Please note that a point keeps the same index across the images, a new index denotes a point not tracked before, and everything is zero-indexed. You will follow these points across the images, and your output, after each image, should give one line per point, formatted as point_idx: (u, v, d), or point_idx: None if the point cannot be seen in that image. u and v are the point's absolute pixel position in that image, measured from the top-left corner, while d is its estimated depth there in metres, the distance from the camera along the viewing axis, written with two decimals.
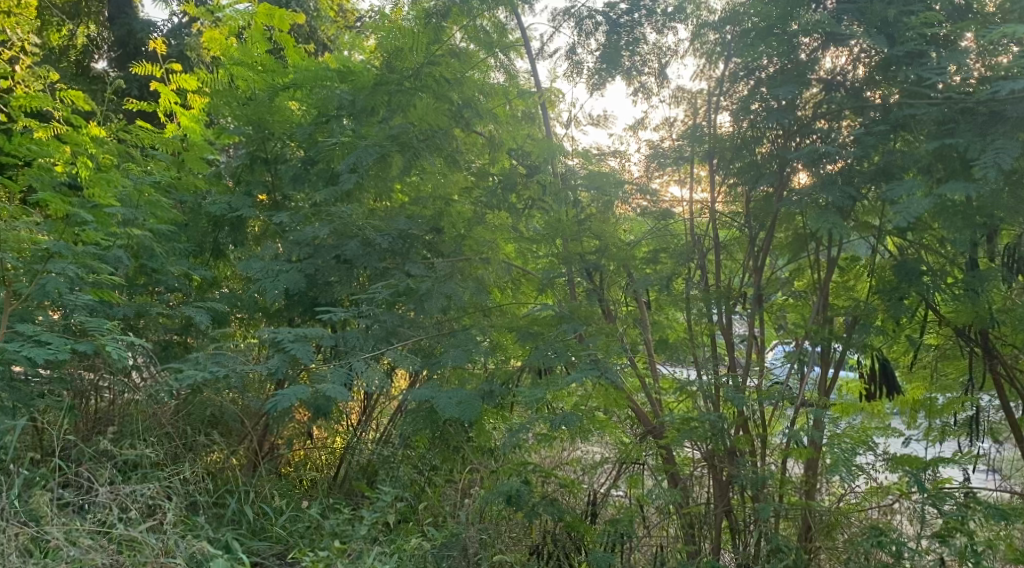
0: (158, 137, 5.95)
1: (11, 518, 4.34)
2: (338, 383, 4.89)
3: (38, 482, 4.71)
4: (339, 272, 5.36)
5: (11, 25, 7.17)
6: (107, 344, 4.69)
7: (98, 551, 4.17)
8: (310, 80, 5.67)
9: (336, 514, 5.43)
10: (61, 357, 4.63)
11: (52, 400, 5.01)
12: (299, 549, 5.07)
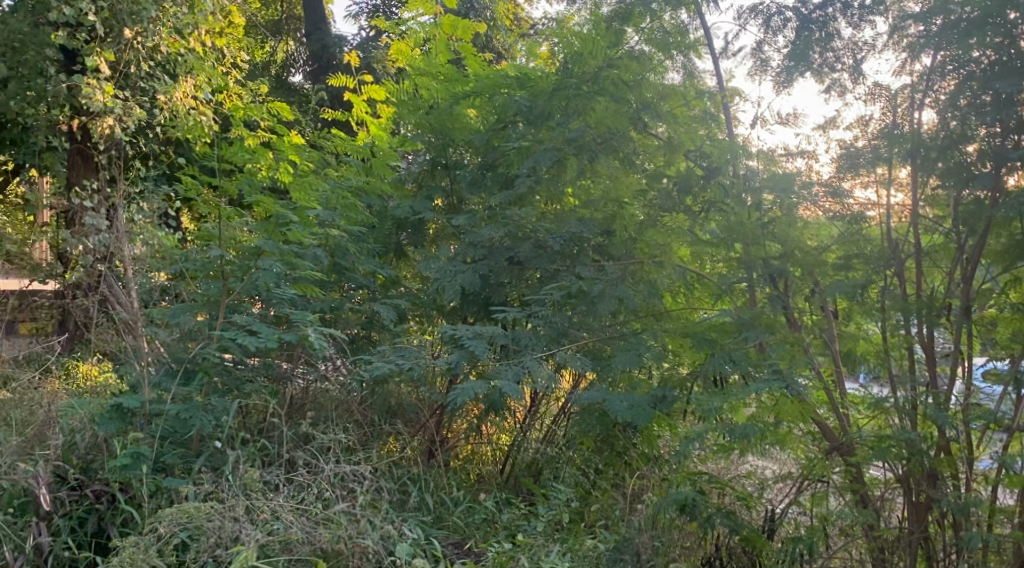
0: (351, 145, 6.34)
1: (229, 491, 4.67)
2: (512, 380, 5.06)
3: (248, 459, 5.02)
4: (512, 273, 5.59)
5: (225, 44, 8.00)
6: (312, 336, 5.07)
7: (299, 526, 4.44)
8: (490, 88, 5.85)
9: (512, 508, 5.69)
10: (269, 347, 5.00)
11: (259, 387, 5.39)
12: (475, 541, 5.19)
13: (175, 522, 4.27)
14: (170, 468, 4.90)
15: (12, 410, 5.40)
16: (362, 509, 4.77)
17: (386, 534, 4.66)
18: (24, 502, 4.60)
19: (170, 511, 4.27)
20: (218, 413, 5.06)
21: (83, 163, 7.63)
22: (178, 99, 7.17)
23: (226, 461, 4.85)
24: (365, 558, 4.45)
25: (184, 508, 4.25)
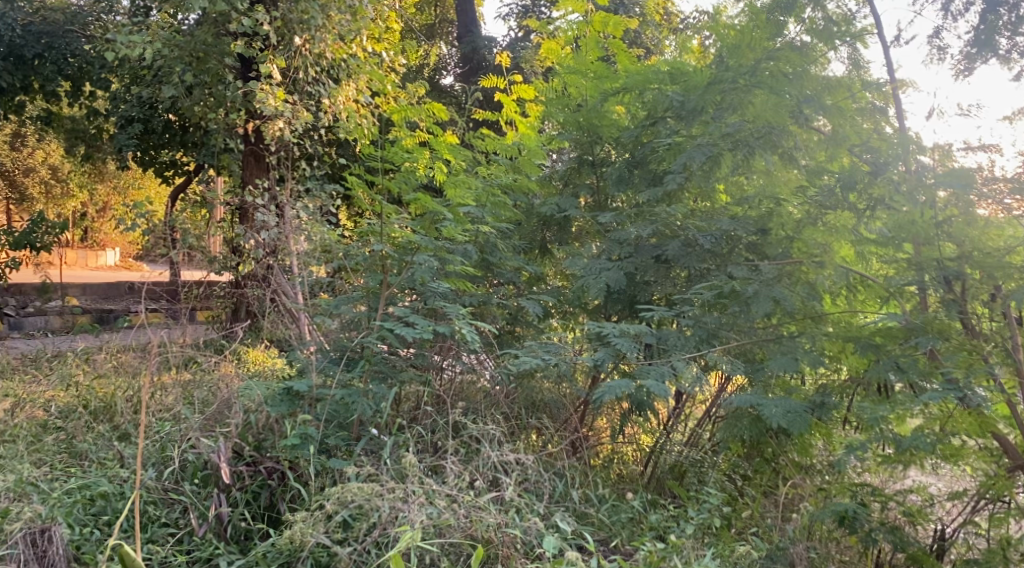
0: (501, 144, 6.20)
1: (383, 474, 4.74)
2: (659, 379, 4.99)
3: (404, 444, 5.10)
4: (659, 272, 5.47)
5: (380, 47, 8.27)
6: (464, 328, 5.12)
7: (452, 512, 4.46)
8: (641, 84, 5.74)
9: (662, 509, 5.41)
10: (426, 337, 5.05)
11: (416, 376, 5.41)
12: (622, 539, 4.96)
13: (339, 500, 4.42)
14: (333, 451, 5.04)
15: (194, 390, 5.95)
16: (510, 500, 4.75)
17: (530, 528, 4.58)
18: (207, 474, 4.89)
19: (335, 489, 4.43)
20: (377, 400, 5.15)
21: (255, 164, 8.36)
22: (342, 103, 7.60)
23: (385, 445, 4.95)
24: (515, 548, 4.43)
25: (348, 488, 4.41)
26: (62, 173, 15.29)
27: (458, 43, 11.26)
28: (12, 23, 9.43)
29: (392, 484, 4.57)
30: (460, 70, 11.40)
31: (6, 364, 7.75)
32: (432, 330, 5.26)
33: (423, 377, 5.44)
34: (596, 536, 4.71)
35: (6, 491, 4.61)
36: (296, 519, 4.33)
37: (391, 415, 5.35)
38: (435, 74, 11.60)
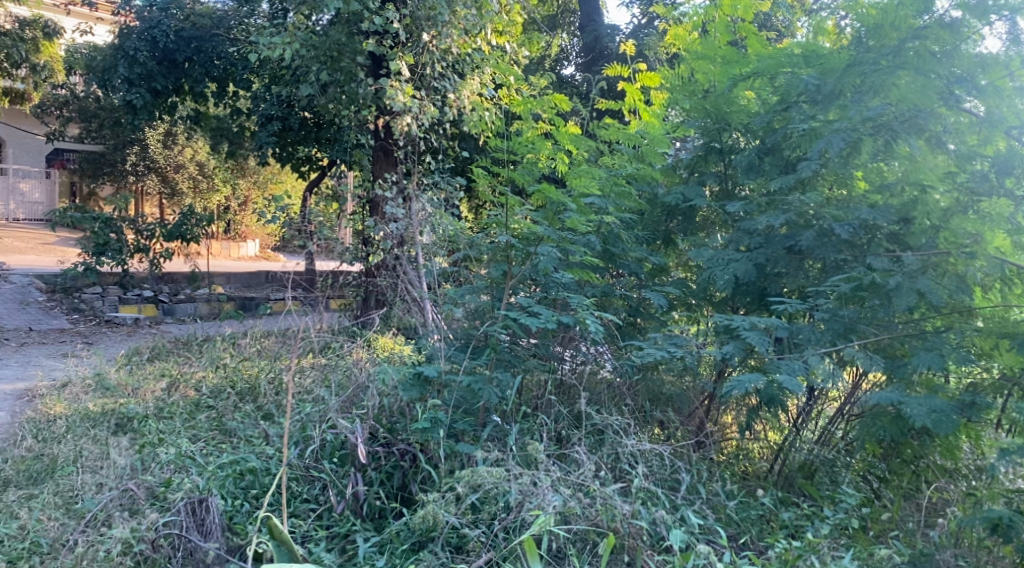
0: (624, 132, 5.99)
1: (509, 461, 4.78)
2: (793, 374, 4.82)
3: (530, 433, 5.15)
4: (791, 263, 5.28)
5: (503, 40, 8.29)
6: (588, 320, 5.06)
7: (577, 502, 4.42)
8: (773, 68, 5.53)
9: (795, 508, 5.20)
10: (550, 327, 5.04)
11: (541, 367, 5.45)
12: (752, 537, 4.81)
13: (470, 483, 4.48)
14: (461, 434, 5.10)
15: (331, 373, 6.21)
16: (635, 492, 4.70)
17: (657, 520, 4.54)
18: (344, 454, 5.08)
19: (465, 472, 4.50)
20: (502, 388, 5.16)
21: (385, 158, 8.65)
22: (466, 97, 7.69)
23: (511, 432, 5.01)
24: (641, 540, 4.39)
25: (478, 472, 4.41)
26: (208, 168, 16.13)
27: (580, 33, 11.24)
28: (167, 30, 10.08)
29: (520, 470, 4.60)
30: (582, 60, 11.36)
31: (161, 347, 8.29)
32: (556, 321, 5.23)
33: (548, 368, 5.47)
34: (727, 530, 4.63)
35: (167, 463, 4.92)
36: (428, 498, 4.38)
37: (516, 403, 5.37)
38: (557, 65, 11.45)
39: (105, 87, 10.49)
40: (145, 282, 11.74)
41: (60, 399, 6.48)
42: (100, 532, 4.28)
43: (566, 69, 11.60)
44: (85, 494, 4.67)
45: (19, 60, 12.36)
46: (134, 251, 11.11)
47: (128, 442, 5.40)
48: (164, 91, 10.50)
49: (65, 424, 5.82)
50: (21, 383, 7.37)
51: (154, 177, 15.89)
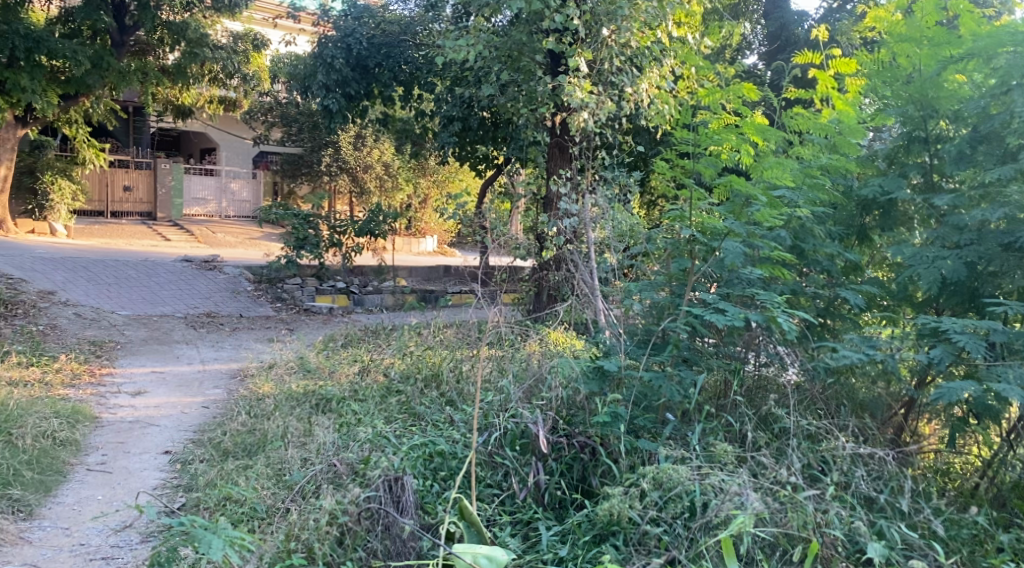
0: (814, 122, 5.61)
1: (695, 460, 4.73)
2: (1014, 384, 4.53)
3: (716, 433, 5.09)
4: (1006, 261, 4.90)
5: (685, 31, 8.11)
6: (780, 317, 4.90)
7: (765, 506, 4.33)
8: (990, 48, 5.13)
9: (1015, 529, 4.82)
10: (738, 324, 4.91)
11: (725, 365, 5.36)
12: (963, 557, 4.52)
13: (654, 479, 4.49)
14: (640, 431, 5.12)
15: (510, 363, 6.40)
16: (831, 499, 4.54)
17: (856, 529, 4.37)
18: (525, 442, 5.20)
19: (651, 469, 4.51)
20: (685, 386, 5.08)
21: (561, 155, 8.78)
22: (645, 90, 7.72)
23: (695, 431, 4.97)
24: (837, 550, 4.26)
25: (664, 469, 4.45)
26: (393, 168, 16.84)
27: (763, 21, 11.08)
28: (360, 38, 10.68)
29: (707, 470, 4.54)
30: (764, 49, 11.18)
31: (354, 334, 8.81)
32: (743, 318, 5.10)
33: (734, 366, 5.36)
34: (936, 547, 4.37)
35: (365, 442, 5.28)
36: (612, 493, 4.42)
37: (698, 402, 5.29)
38: (739, 55, 11.07)
39: (306, 94, 11.21)
40: (338, 274, 12.43)
41: (268, 380, 7.07)
42: (309, 502, 4.67)
43: (748, 58, 11.18)
44: (292, 468, 5.09)
45: (232, 72, 13.86)
46: (329, 246, 11.83)
47: (328, 421, 5.81)
48: (356, 96, 11.01)
49: (273, 402, 6.34)
50: (234, 364, 8.08)
51: (345, 176, 16.89)
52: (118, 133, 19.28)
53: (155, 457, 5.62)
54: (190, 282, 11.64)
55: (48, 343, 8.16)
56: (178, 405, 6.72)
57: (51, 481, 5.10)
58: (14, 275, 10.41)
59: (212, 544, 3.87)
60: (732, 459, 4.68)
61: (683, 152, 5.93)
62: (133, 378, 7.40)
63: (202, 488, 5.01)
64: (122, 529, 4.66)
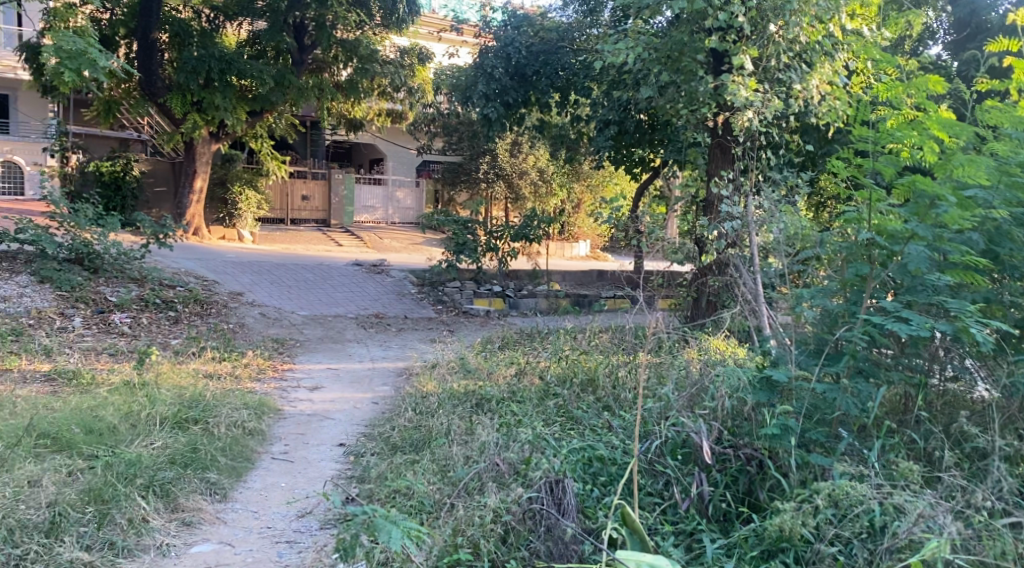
0: (1013, 117, 5.18)
1: (875, 478, 4.47)
2: None
3: (897, 451, 4.80)
4: None
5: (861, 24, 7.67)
6: (973, 328, 4.54)
7: (956, 532, 4.04)
8: None
9: None
10: (924, 335, 4.59)
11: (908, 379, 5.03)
12: None
13: (829, 496, 4.26)
14: (812, 445, 4.87)
15: (670, 371, 6.28)
16: None
17: None
18: (687, 452, 5.08)
19: (826, 485, 4.27)
20: (863, 399, 4.82)
21: (722, 156, 8.61)
22: (815, 86, 7.37)
23: (874, 448, 4.70)
24: None
25: (841, 485, 4.22)
26: (548, 173, 16.76)
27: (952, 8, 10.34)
28: (519, 47, 10.83)
29: (888, 491, 4.28)
30: (953, 38, 10.43)
31: (510, 337, 8.93)
32: (930, 328, 4.76)
33: (918, 380, 5.02)
34: None
35: (526, 444, 5.33)
36: (785, 508, 4.23)
37: (877, 417, 5.01)
38: (921, 47, 10.39)
39: (467, 103, 11.43)
40: (495, 278, 12.62)
41: (430, 379, 7.26)
42: (475, 500, 4.76)
43: (931, 49, 10.45)
44: (456, 465, 5.19)
45: (398, 85, 14.55)
46: (486, 250, 12.04)
47: (489, 421, 5.89)
48: (515, 104, 11.14)
49: (437, 400, 6.50)
50: (399, 362, 8.36)
51: (501, 183, 17.16)
52: (297, 146, 20.60)
53: (330, 448, 5.89)
54: (358, 284, 12.16)
55: (237, 340, 8.74)
56: (350, 400, 7.01)
57: (242, 467, 5.40)
58: (205, 277, 11.19)
59: (392, 534, 3.97)
60: (917, 478, 4.40)
61: (859, 151, 5.60)
62: (311, 374, 7.79)
63: (375, 480, 5.20)
64: (304, 515, 4.90)
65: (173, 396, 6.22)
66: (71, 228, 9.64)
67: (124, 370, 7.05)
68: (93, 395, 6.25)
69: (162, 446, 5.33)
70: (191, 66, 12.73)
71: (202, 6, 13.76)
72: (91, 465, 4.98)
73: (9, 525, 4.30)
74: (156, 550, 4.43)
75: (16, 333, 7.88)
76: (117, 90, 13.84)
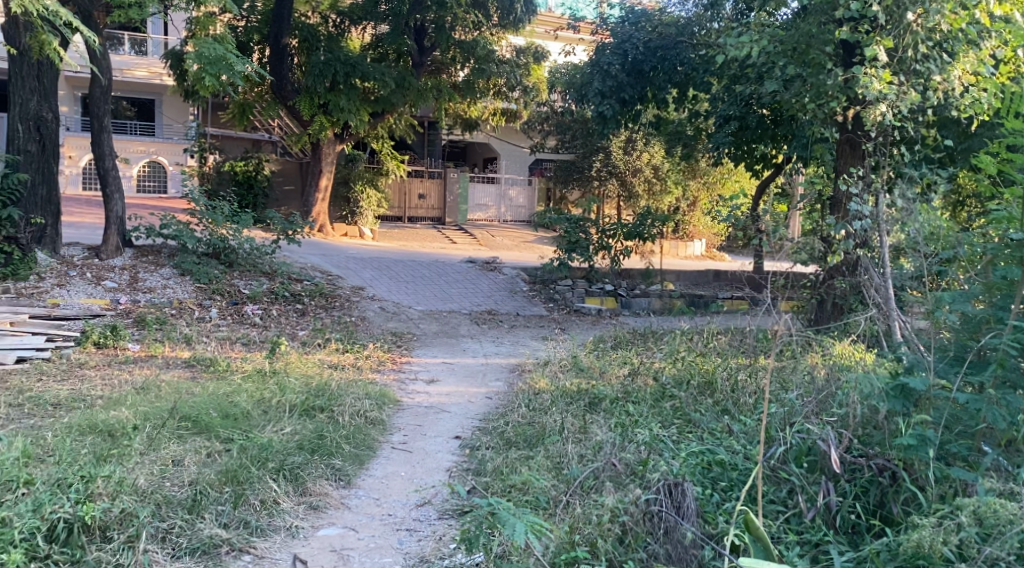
0: None
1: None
2: None
3: None
4: None
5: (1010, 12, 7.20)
6: None
7: None
8: None
9: None
10: None
11: None
12: None
13: (973, 514, 4.00)
14: (952, 458, 4.59)
15: (794, 376, 6.07)
16: None
17: None
18: (813, 460, 4.89)
19: (970, 502, 4.02)
20: (1012, 412, 4.41)
21: (851, 152, 8.27)
22: (957, 77, 6.98)
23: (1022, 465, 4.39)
24: None
25: (987, 503, 3.95)
26: (662, 172, 16.94)
27: None
28: (636, 43, 10.67)
29: None
30: None
31: (623, 336, 8.83)
32: None
33: None
34: None
35: (643, 445, 5.25)
36: (923, 524, 4.00)
37: None
38: None
39: (582, 101, 11.35)
40: (607, 276, 12.51)
41: (544, 376, 7.25)
42: (591, 499, 4.71)
43: None
44: (571, 463, 5.16)
45: (514, 84, 14.60)
46: (598, 249, 11.96)
47: (605, 421, 5.82)
48: (632, 100, 11.01)
49: (550, 398, 6.48)
50: (513, 358, 8.39)
51: (614, 181, 17.02)
52: (415, 145, 21.03)
53: (447, 440, 5.95)
54: (472, 280, 12.28)
55: (358, 333, 8.98)
56: (465, 394, 7.08)
57: (365, 455, 5.53)
58: (328, 271, 11.55)
59: (515, 528, 4.07)
60: None
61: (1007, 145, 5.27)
62: (427, 367, 7.90)
63: (491, 473, 5.22)
64: (423, 505, 4.97)
65: (301, 384, 6.44)
66: (209, 225, 10.13)
67: (256, 359, 7.33)
68: (229, 382, 6.53)
69: (292, 432, 5.51)
70: (319, 70, 13.08)
71: (330, 12, 14.34)
72: (227, 448, 5.18)
73: (156, 499, 4.49)
74: (286, 531, 4.58)
75: (159, 322, 8.32)
76: (251, 93, 14.47)
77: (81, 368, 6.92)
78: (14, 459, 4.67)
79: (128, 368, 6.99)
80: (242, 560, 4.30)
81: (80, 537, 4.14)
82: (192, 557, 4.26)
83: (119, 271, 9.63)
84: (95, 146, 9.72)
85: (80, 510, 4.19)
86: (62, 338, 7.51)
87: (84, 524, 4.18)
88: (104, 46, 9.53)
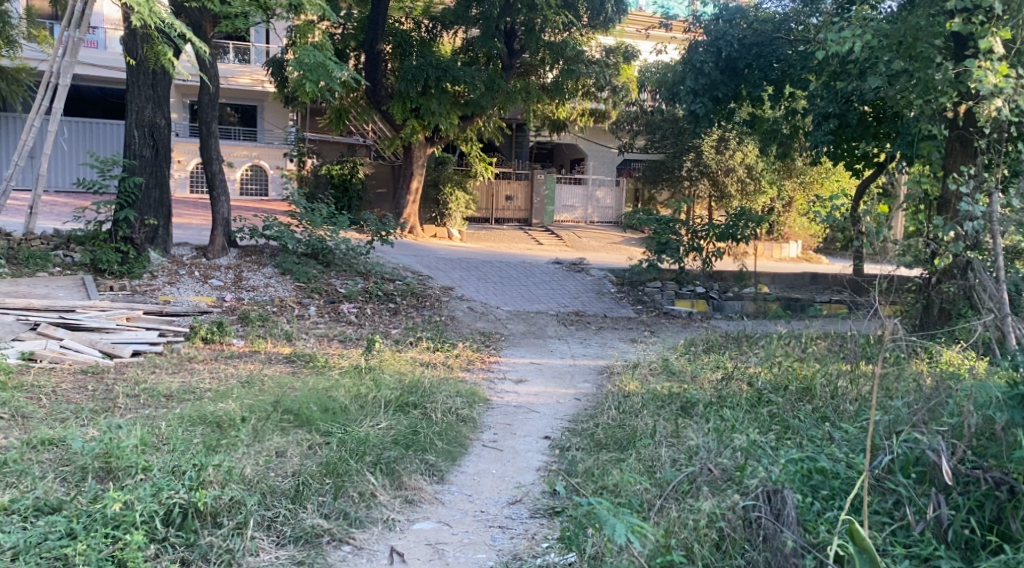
0: None
1: None
2: None
3: None
4: None
5: None
6: None
7: None
8: None
9: None
10: None
11: None
12: None
13: None
14: None
15: (897, 384, 5.82)
16: None
17: None
18: (922, 471, 4.67)
19: None
20: None
21: (960, 149, 7.98)
22: None
23: None
24: None
25: None
26: (756, 171, 16.48)
27: None
28: (731, 40, 10.36)
29: None
30: None
31: (715, 340, 8.65)
32: None
33: None
34: None
35: (740, 451, 5.12)
36: None
37: None
38: None
39: (673, 100, 11.12)
40: (698, 278, 12.29)
41: (634, 378, 7.17)
42: (687, 504, 4.62)
43: None
44: (665, 466, 5.08)
45: (603, 84, 14.49)
46: (689, 250, 11.76)
47: (699, 425, 5.70)
48: (725, 99, 10.78)
49: (641, 400, 6.39)
50: (601, 360, 8.32)
51: (705, 182, 16.86)
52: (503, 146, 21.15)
53: (537, 440, 5.94)
54: (561, 281, 12.25)
55: (448, 332, 9.06)
56: (554, 394, 7.06)
57: (457, 452, 5.56)
58: (419, 271, 11.70)
59: (616, 527, 4.02)
60: None
61: None
62: (516, 367, 7.91)
63: (582, 474, 5.18)
64: (514, 503, 4.97)
65: (395, 381, 6.53)
66: (308, 226, 10.44)
67: (352, 356, 7.47)
68: (327, 377, 6.68)
69: (387, 427, 5.60)
70: (411, 75, 13.28)
71: (422, 18, 14.59)
72: (327, 441, 5.30)
73: (262, 488, 4.62)
74: (383, 524, 4.63)
75: (262, 318, 8.57)
76: (347, 99, 14.80)
77: (191, 362, 7.18)
78: (133, 446, 4.88)
79: (234, 363, 7.22)
80: (343, 550, 4.38)
81: (193, 521, 4.26)
82: (295, 545, 4.35)
83: (224, 270, 9.98)
84: (204, 150, 10.09)
85: (194, 496, 4.34)
86: (173, 333, 7.82)
87: (197, 509, 4.32)
88: (214, 55, 9.87)
